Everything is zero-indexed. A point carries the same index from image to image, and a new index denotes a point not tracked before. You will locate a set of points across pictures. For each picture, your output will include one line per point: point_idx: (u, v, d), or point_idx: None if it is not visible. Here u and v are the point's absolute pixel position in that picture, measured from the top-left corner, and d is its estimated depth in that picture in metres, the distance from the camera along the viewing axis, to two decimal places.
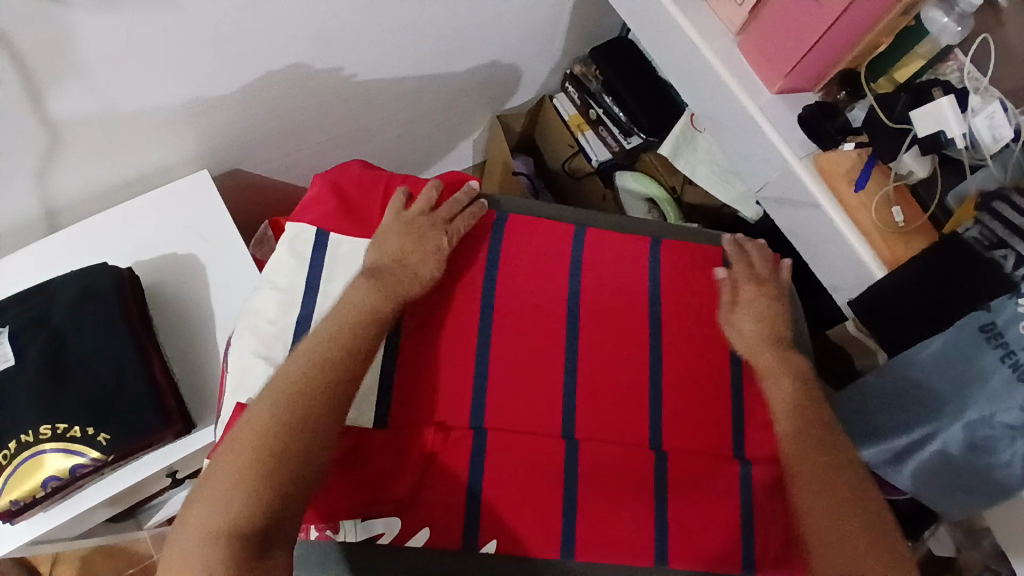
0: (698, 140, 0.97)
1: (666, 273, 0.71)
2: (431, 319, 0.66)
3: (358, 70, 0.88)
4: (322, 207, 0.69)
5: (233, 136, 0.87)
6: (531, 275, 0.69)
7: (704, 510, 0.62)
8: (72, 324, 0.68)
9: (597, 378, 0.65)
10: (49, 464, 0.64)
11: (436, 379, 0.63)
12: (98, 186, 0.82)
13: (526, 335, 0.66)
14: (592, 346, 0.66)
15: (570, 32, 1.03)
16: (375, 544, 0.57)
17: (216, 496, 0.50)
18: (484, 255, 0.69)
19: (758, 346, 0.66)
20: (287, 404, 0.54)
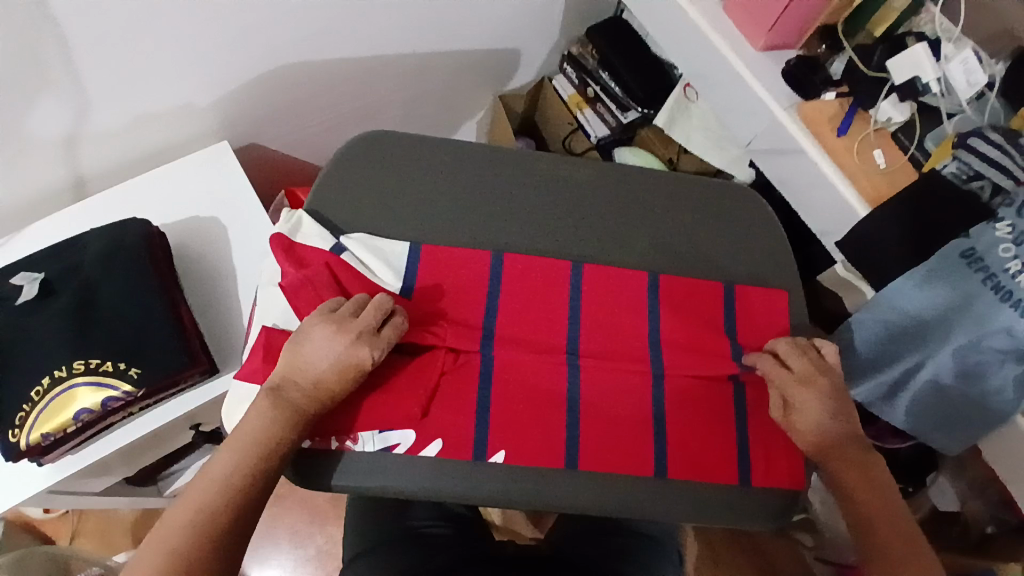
0: (691, 109, 1.02)
1: (662, 213, 0.75)
2: (443, 254, 0.69)
3: (368, 48, 0.93)
4: (337, 163, 0.74)
5: (248, 111, 0.92)
6: (534, 215, 0.73)
7: (699, 425, 0.65)
8: (100, 272, 0.72)
9: (600, 306, 0.69)
10: (81, 398, 0.68)
11: (448, 309, 0.67)
12: (124, 157, 0.87)
13: (530, 269, 0.69)
14: (594, 278, 0.70)
15: (567, 12, 1.08)
16: (391, 453, 0.61)
17: (160, 556, 0.52)
18: (491, 199, 0.73)
19: (824, 442, 0.62)
20: (264, 437, 0.57)
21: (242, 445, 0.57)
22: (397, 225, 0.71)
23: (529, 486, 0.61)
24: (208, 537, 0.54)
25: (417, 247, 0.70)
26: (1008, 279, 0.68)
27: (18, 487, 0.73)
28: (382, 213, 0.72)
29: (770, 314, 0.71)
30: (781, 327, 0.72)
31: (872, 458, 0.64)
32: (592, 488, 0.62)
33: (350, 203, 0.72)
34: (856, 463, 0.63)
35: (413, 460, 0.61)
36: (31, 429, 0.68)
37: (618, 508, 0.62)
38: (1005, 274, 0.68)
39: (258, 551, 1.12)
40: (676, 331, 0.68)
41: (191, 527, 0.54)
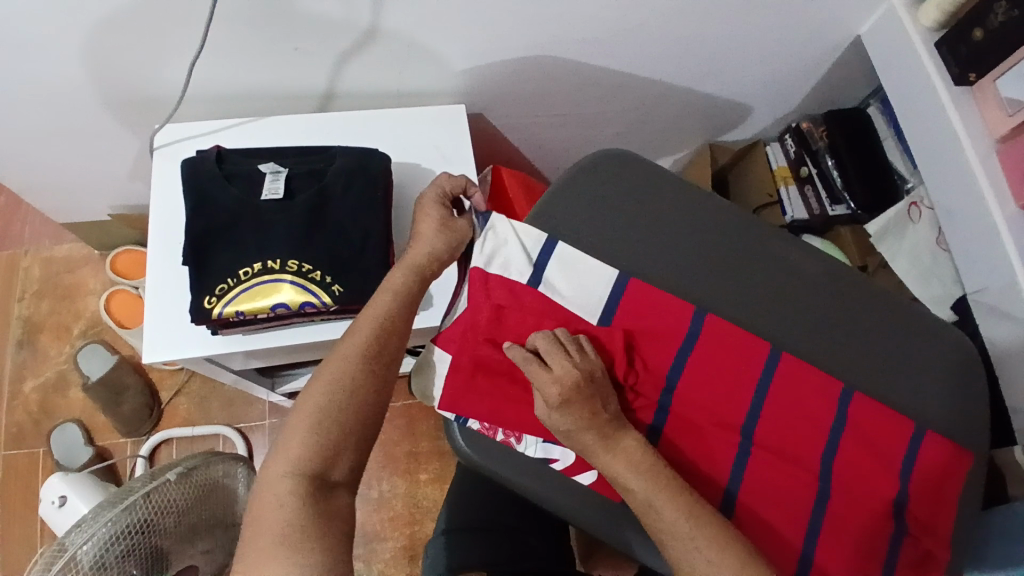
0: (907, 230, 0.97)
1: (874, 333, 0.73)
2: (652, 293, 0.70)
3: (627, 64, 0.94)
4: (585, 174, 0.75)
5: (495, 84, 0.94)
6: (748, 289, 0.73)
7: (842, 553, 0.64)
8: (338, 183, 0.77)
9: (789, 401, 0.68)
10: (283, 292, 0.72)
11: (643, 351, 0.69)
12: (374, 87, 0.91)
13: (731, 340, 0.69)
14: (788, 371, 0.69)
15: (814, 90, 1.06)
16: (549, 466, 0.63)
17: (300, 448, 0.59)
18: (712, 258, 0.73)
19: (592, 448, 0.60)
20: (384, 317, 0.66)
21: (365, 320, 0.66)
22: (623, 254, 0.73)
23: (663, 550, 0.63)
24: (335, 425, 0.61)
25: (626, 280, 0.71)
26: None
27: (188, 346, 0.78)
28: (607, 227, 0.73)
29: (951, 477, 0.67)
30: (954, 495, 0.67)
31: (639, 445, 0.61)
32: None
33: (582, 214, 0.74)
34: (590, 453, 0.60)
35: (565, 479, 0.63)
36: (227, 303, 0.72)
37: None
38: None
39: None
40: (851, 456, 0.67)
41: (331, 399, 0.61)
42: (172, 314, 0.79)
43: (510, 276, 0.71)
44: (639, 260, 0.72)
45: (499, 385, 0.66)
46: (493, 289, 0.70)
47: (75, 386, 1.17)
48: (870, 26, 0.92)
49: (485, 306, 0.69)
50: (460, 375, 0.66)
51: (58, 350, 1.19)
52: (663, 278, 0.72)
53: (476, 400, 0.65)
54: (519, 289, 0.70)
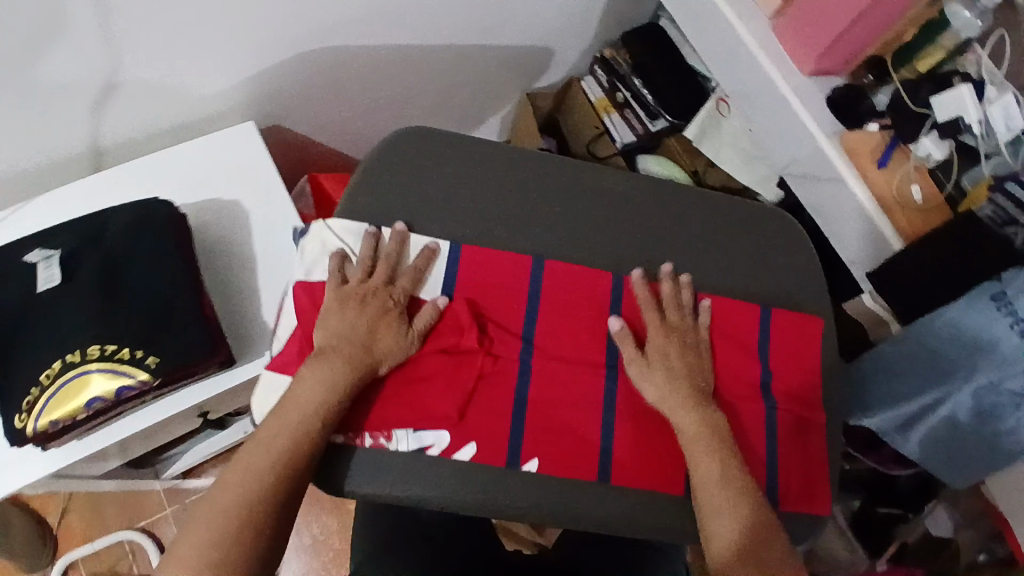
0: (723, 125, 1.02)
1: (703, 235, 0.75)
2: (488, 253, 0.70)
3: (411, 35, 0.89)
4: (384, 164, 0.72)
5: (280, 91, 0.87)
6: (581, 226, 0.73)
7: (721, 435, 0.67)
8: (124, 244, 0.70)
9: (638, 319, 0.71)
10: (94, 384, 0.65)
11: (495, 314, 0.69)
12: (147, 129, 0.82)
13: (569, 280, 0.70)
14: (632, 291, 0.71)
15: (607, 12, 1.06)
16: (426, 454, 0.62)
17: (244, 484, 0.55)
18: (536, 213, 0.72)
19: (671, 398, 0.65)
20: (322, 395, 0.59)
21: (297, 400, 0.59)
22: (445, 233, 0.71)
23: (562, 495, 0.63)
24: (286, 463, 0.57)
25: (456, 248, 0.70)
26: None
27: (22, 472, 0.70)
28: (417, 203, 0.71)
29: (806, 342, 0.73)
30: (817, 359, 0.73)
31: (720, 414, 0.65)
32: (621, 502, 0.64)
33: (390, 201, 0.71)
34: (687, 428, 0.64)
35: (445, 461, 0.62)
36: (39, 415, 0.65)
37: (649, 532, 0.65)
38: None
39: None
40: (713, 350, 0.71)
41: (246, 489, 0.55)
42: None
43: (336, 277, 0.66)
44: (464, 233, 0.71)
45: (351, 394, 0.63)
46: (320, 298, 0.66)
47: None
48: None
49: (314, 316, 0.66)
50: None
51: None
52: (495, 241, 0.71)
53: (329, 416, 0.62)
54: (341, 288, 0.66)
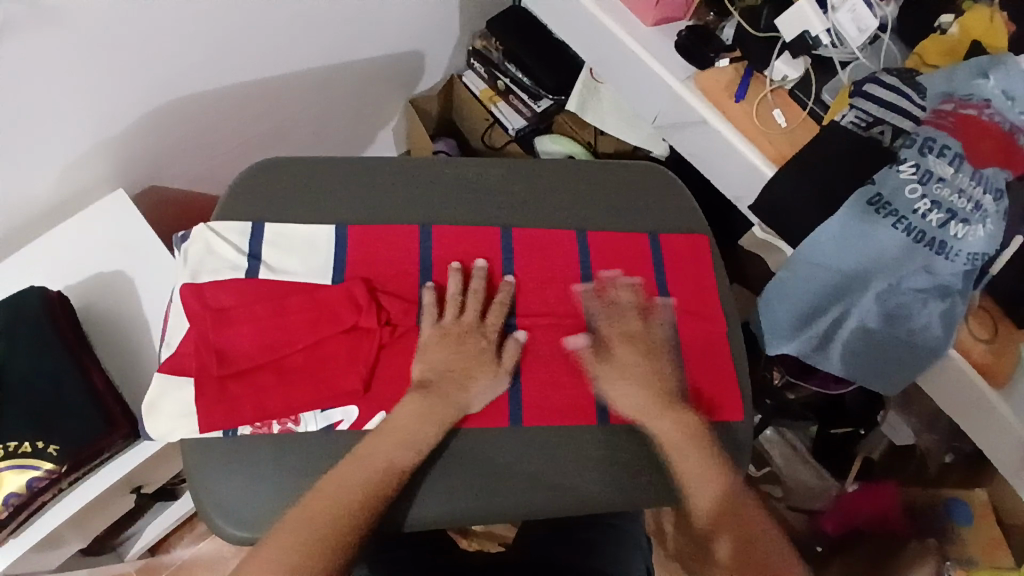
0: (600, 92, 1.02)
1: (579, 203, 0.76)
2: (370, 232, 0.71)
3: (263, 69, 0.89)
4: (253, 190, 0.72)
5: (146, 152, 0.86)
6: (462, 202, 0.74)
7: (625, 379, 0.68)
8: (5, 343, 0.70)
9: (532, 267, 0.72)
10: (9, 481, 0.66)
11: (388, 285, 0.69)
12: (18, 220, 0.81)
13: (459, 239, 0.72)
14: (523, 240, 0.73)
15: (464, 4, 1.06)
16: (335, 430, 0.63)
17: (341, 516, 0.58)
18: (409, 211, 0.73)
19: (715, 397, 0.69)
20: (434, 429, 0.62)
21: (404, 433, 0.61)
22: (324, 236, 0.70)
23: (474, 455, 0.64)
24: (381, 491, 0.59)
25: (343, 228, 0.71)
26: (918, 219, 0.72)
27: None
28: (287, 218, 0.71)
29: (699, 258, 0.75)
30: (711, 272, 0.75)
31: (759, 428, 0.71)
32: (534, 445, 0.65)
33: (269, 211, 0.71)
34: (666, 434, 0.64)
35: (357, 434, 0.64)
36: None
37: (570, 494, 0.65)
38: (914, 214, 0.72)
39: None
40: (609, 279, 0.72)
41: (342, 511, 0.57)
42: None
43: (223, 276, 0.67)
44: (345, 234, 0.71)
45: (255, 380, 0.64)
46: (211, 296, 0.66)
47: None
48: None
49: (206, 315, 0.65)
50: (208, 387, 0.63)
51: None
52: (376, 226, 0.71)
53: (236, 406, 0.63)
54: (232, 282, 0.66)
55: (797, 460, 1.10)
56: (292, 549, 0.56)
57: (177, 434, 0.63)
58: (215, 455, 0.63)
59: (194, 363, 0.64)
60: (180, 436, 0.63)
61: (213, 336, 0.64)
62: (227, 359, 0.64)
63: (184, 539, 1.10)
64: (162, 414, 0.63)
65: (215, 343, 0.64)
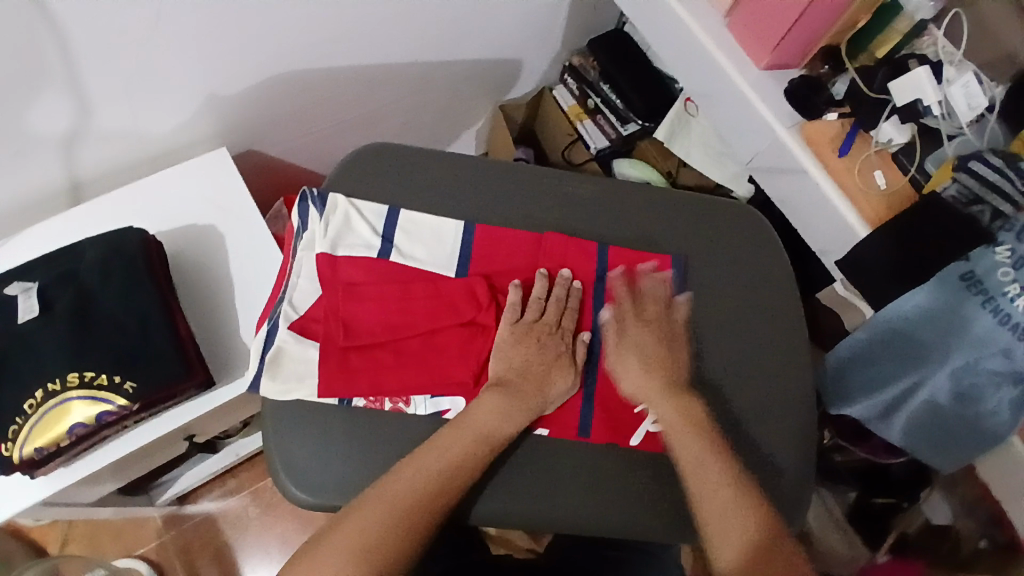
0: (691, 124, 1.03)
1: (677, 229, 0.75)
2: (492, 230, 0.71)
3: (372, 56, 0.91)
4: (366, 168, 0.73)
5: (249, 119, 0.89)
6: (576, 213, 0.74)
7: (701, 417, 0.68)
8: (99, 277, 0.72)
9: (630, 284, 0.71)
10: (75, 411, 0.67)
11: (502, 283, 0.70)
12: (122, 160, 0.84)
13: (567, 248, 0.71)
14: (627, 261, 0.72)
15: (569, 22, 1.08)
16: (442, 418, 0.65)
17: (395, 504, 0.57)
18: (522, 215, 0.73)
19: (652, 392, 0.65)
20: (502, 426, 0.62)
21: (483, 429, 0.62)
22: (447, 227, 0.71)
23: (550, 469, 0.65)
24: (466, 469, 0.60)
25: (470, 227, 0.71)
26: (1007, 302, 0.68)
27: (13, 500, 0.71)
28: (410, 203, 0.73)
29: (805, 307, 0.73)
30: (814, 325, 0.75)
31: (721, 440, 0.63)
32: (605, 467, 0.66)
33: (383, 187, 0.73)
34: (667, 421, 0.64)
35: None
36: (24, 444, 0.66)
37: (630, 520, 0.65)
38: (1004, 297, 0.69)
39: (251, 558, 1.11)
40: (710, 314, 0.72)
41: (418, 495, 0.58)
42: None
43: (357, 253, 0.69)
44: (472, 232, 0.71)
45: (373, 359, 0.66)
46: (343, 271, 0.68)
47: None
48: None
49: (338, 288, 0.67)
50: (332, 357, 0.65)
51: None
52: (499, 227, 0.72)
53: (355, 378, 0.65)
54: (362, 260, 0.69)
55: (832, 525, 1.12)
56: (375, 527, 0.56)
57: (296, 392, 0.64)
58: (291, 417, 0.64)
59: (322, 329, 0.66)
60: (298, 396, 0.64)
61: (343, 309, 0.67)
62: (353, 331, 0.66)
63: (214, 491, 1.14)
64: (282, 374, 0.65)
65: (342, 315, 0.66)
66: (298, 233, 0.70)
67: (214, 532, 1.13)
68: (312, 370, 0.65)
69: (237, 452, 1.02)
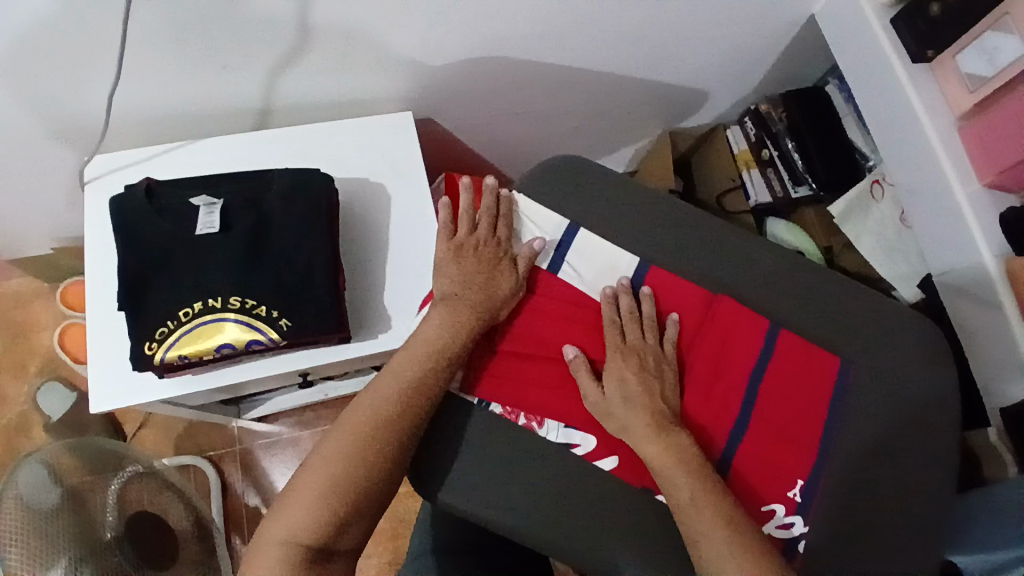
0: (870, 210, 0.97)
1: (856, 330, 0.71)
2: (666, 278, 0.70)
3: (576, 58, 0.89)
4: (555, 180, 0.73)
5: (440, 89, 0.89)
6: (757, 287, 0.71)
7: (828, 531, 0.64)
8: (277, 209, 0.73)
9: (789, 373, 0.68)
10: (227, 332, 0.69)
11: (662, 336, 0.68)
12: (316, 98, 0.85)
13: (737, 319, 0.68)
14: (792, 349, 0.68)
15: (770, 69, 1.04)
16: (569, 451, 0.63)
17: (386, 395, 0.62)
18: (700, 270, 0.71)
19: (639, 432, 0.62)
20: (429, 350, 0.63)
21: (409, 355, 0.63)
22: (624, 265, 0.71)
23: (661, 541, 0.62)
24: (403, 402, 0.61)
25: (645, 266, 0.71)
26: None
27: (142, 392, 0.75)
28: (594, 226, 0.72)
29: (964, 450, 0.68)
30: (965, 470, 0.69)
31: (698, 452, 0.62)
32: None
33: (570, 199, 0.72)
34: (651, 457, 0.61)
35: (586, 464, 0.63)
36: (169, 347, 0.69)
37: None
38: None
39: None
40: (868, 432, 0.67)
41: (362, 441, 0.60)
42: (116, 361, 0.76)
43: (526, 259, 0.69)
44: (644, 278, 0.70)
45: (520, 370, 0.67)
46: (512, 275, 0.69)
47: (35, 426, 1.14)
48: (823, 5, 0.89)
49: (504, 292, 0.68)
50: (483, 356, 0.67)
51: (16, 390, 1.16)
52: (673, 282, 0.70)
53: (499, 384, 0.65)
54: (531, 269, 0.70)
55: None
56: (326, 475, 0.58)
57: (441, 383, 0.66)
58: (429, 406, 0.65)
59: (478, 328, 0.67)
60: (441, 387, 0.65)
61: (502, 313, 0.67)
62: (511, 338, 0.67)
63: (289, 420, 1.18)
64: None
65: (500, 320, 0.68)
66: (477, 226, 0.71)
67: (277, 459, 1.17)
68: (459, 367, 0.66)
69: (324, 392, 1.06)
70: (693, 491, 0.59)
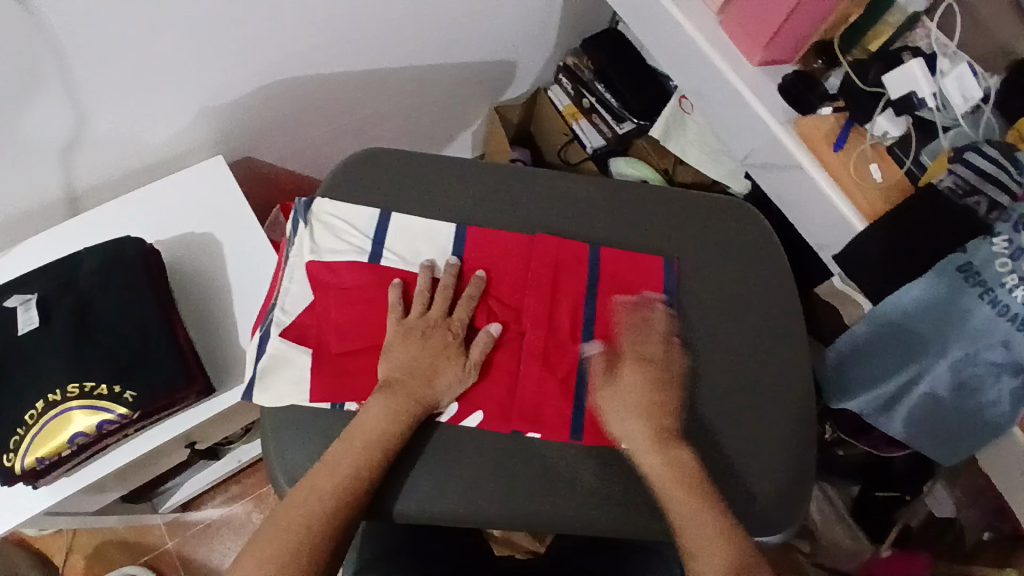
0: (687, 122, 1.03)
1: (676, 226, 0.75)
2: (485, 233, 0.72)
3: (367, 61, 0.91)
4: (359, 175, 0.74)
5: (246, 125, 0.89)
6: (573, 216, 0.74)
7: (700, 413, 0.67)
8: (99, 287, 0.72)
9: (621, 284, 0.71)
10: (76, 421, 0.67)
11: (496, 288, 0.70)
12: (120, 170, 0.84)
13: (559, 250, 0.71)
14: (618, 262, 0.72)
15: (564, 23, 1.09)
16: (435, 420, 0.65)
17: (338, 467, 0.58)
18: (517, 216, 0.74)
19: (639, 423, 0.63)
20: (383, 423, 0.60)
21: (368, 424, 0.60)
22: (442, 233, 0.72)
23: (544, 473, 0.64)
24: (358, 474, 0.58)
25: (462, 229, 0.72)
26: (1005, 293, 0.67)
27: (15, 511, 0.72)
28: (407, 207, 0.73)
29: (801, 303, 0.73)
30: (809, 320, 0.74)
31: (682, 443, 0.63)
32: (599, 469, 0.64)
33: (376, 188, 0.73)
34: (638, 443, 0.62)
35: (452, 427, 0.65)
36: (25, 454, 0.66)
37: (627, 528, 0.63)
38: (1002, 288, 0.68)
39: None
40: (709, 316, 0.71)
41: (308, 515, 0.55)
42: None
43: (343, 257, 0.69)
44: (465, 239, 0.72)
45: (366, 363, 0.66)
46: (334, 274, 0.69)
47: None
48: None
49: (331, 292, 0.68)
50: (326, 362, 0.66)
51: None
52: (491, 236, 0.72)
53: (348, 382, 0.65)
54: (350, 264, 0.69)
55: (835, 519, 1.10)
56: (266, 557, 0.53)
57: (289, 400, 0.64)
58: (286, 424, 0.64)
59: (315, 334, 0.67)
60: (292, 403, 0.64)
61: (332, 313, 0.67)
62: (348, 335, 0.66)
63: (217, 498, 1.14)
64: (268, 390, 0.64)
65: (331, 321, 0.67)
66: (290, 242, 0.71)
67: (216, 540, 1.13)
68: (303, 378, 0.65)
69: (239, 459, 1.01)
70: (674, 474, 0.60)
